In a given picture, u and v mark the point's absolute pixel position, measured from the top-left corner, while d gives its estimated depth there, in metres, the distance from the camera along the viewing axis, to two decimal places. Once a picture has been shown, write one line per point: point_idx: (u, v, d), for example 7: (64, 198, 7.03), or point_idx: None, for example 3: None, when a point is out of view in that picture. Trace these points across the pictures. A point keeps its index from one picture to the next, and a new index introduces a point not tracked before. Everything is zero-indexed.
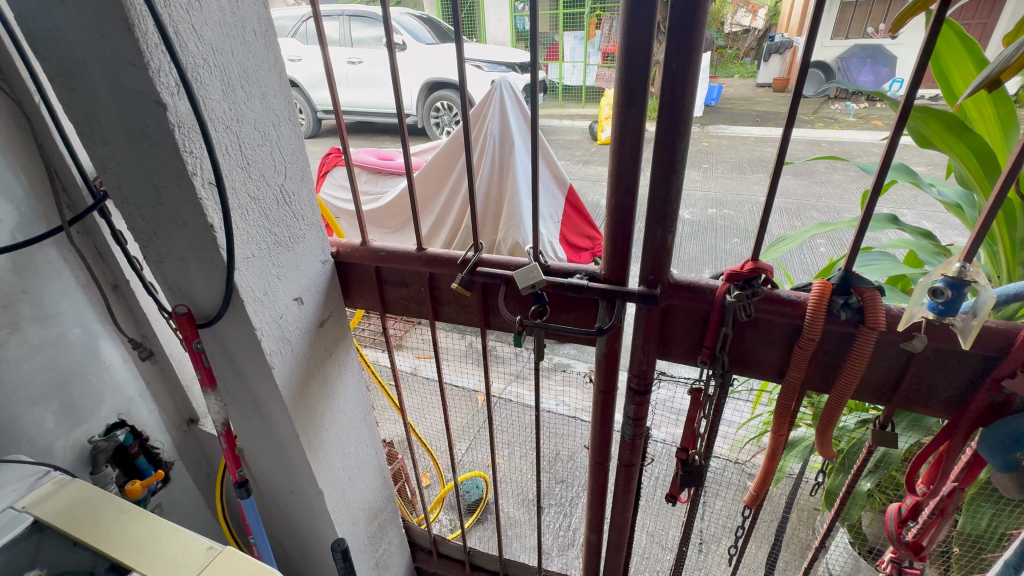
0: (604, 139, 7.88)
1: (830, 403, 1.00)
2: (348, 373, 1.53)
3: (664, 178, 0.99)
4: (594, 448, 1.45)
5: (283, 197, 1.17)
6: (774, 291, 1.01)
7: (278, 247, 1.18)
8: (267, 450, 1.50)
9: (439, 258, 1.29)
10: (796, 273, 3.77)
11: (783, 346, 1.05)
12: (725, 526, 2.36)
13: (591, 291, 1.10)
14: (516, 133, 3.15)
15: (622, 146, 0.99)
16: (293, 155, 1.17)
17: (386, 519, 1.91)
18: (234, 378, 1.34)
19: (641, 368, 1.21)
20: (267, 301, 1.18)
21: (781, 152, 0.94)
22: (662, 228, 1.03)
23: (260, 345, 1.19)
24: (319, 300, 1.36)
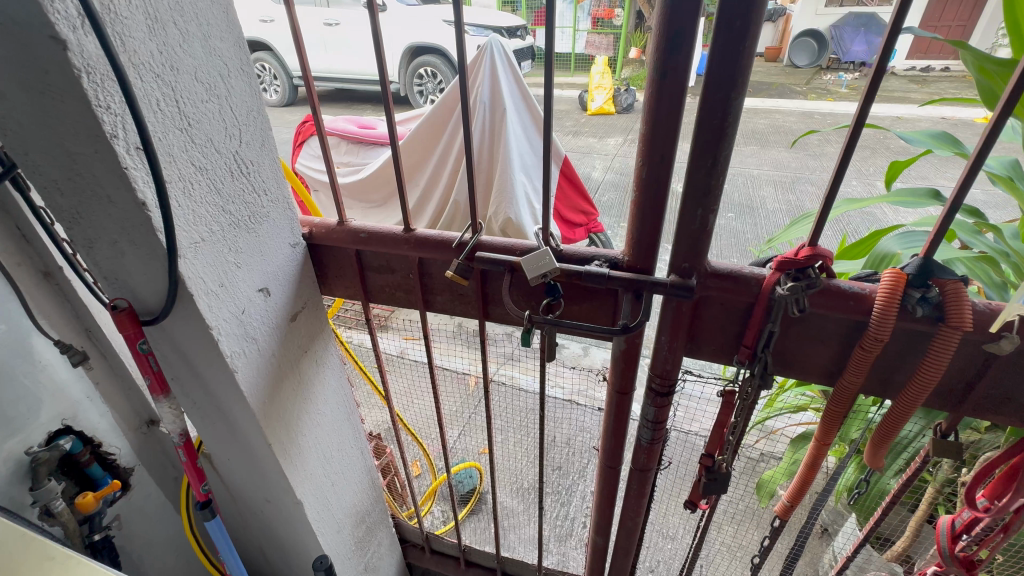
0: (594, 110, 7.57)
1: (893, 413, 0.87)
2: (327, 370, 1.36)
3: (712, 142, 0.80)
4: (605, 450, 1.31)
5: (240, 168, 0.96)
6: (833, 281, 0.85)
7: (236, 229, 0.98)
8: (237, 457, 1.32)
9: (431, 241, 1.10)
10: None
11: (835, 345, 0.91)
12: (728, 513, 2.28)
13: (612, 282, 0.93)
14: (507, 99, 2.89)
15: (658, 104, 0.80)
16: (249, 115, 0.95)
17: (374, 521, 1.77)
18: (193, 382, 1.15)
19: (665, 368, 1.06)
20: (224, 295, 0.98)
21: (856, 126, 0.78)
22: (704, 205, 0.85)
23: (218, 346, 1.00)
24: (290, 290, 1.16)
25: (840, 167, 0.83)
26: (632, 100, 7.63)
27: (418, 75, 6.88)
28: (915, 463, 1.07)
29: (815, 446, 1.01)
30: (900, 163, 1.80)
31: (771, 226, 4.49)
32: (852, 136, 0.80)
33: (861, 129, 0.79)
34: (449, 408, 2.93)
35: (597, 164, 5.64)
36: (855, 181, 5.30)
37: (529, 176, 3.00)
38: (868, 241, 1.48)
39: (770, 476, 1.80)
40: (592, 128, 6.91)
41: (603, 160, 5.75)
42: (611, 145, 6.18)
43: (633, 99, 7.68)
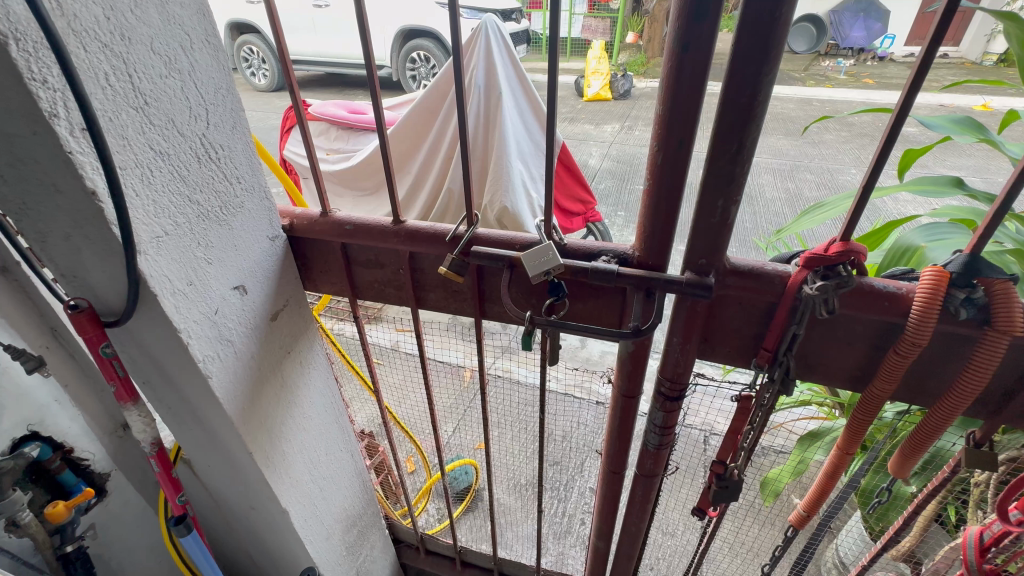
0: (590, 97, 7.39)
1: (929, 422, 0.80)
2: (313, 371, 1.27)
3: (738, 124, 0.71)
4: (608, 456, 1.24)
5: (209, 154, 0.86)
6: (865, 280, 0.77)
7: (206, 222, 0.88)
8: (218, 464, 1.24)
9: (422, 234, 1.01)
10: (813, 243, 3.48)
11: (862, 348, 0.84)
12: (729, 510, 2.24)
13: (621, 280, 0.85)
14: (503, 82, 2.77)
15: (678, 81, 0.71)
16: (216, 93, 0.85)
17: (366, 524, 1.71)
18: (166, 387, 1.06)
19: (676, 371, 0.98)
20: (194, 294, 0.89)
21: (898, 124, 0.73)
22: (727, 195, 0.77)
23: (188, 350, 0.90)
24: (269, 287, 1.07)
25: (879, 156, 0.75)
26: (629, 86, 7.47)
27: (411, 59, 6.65)
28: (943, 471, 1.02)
29: (836, 455, 0.95)
30: (915, 150, 1.71)
31: (770, 214, 4.41)
32: (894, 125, 0.74)
33: (905, 118, 0.73)
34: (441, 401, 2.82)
35: (593, 151, 5.51)
36: (854, 170, 5.22)
37: (526, 163, 2.89)
38: (883, 232, 1.40)
39: (774, 475, 1.71)
40: (588, 115, 6.76)
41: (600, 147, 5.62)
42: (608, 132, 6.05)
43: (630, 85, 7.51)
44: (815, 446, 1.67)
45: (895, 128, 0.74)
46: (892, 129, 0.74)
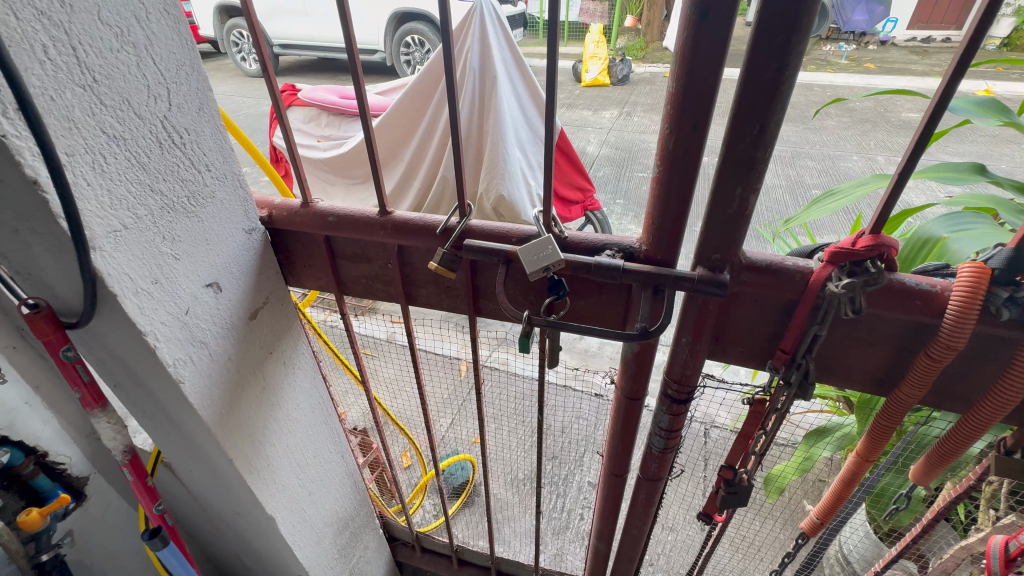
0: (588, 82, 7.22)
1: (960, 430, 0.75)
2: (298, 371, 1.20)
3: (762, 102, 0.63)
4: (610, 458, 1.18)
5: (172, 138, 0.78)
6: (896, 276, 0.70)
7: (171, 214, 0.80)
8: (199, 468, 1.17)
9: (411, 226, 0.93)
10: (823, 233, 3.37)
11: (888, 349, 0.77)
12: None
13: (628, 276, 0.78)
14: (499, 65, 2.65)
15: (694, 54, 0.63)
16: (177, 70, 0.76)
17: (360, 525, 1.66)
18: (138, 391, 0.99)
19: (684, 372, 0.92)
20: (160, 293, 0.81)
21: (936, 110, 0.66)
22: (746, 182, 0.69)
23: (156, 354, 0.83)
24: (246, 284, 0.99)
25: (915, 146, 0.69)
26: (628, 71, 7.30)
27: (404, 43, 6.45)
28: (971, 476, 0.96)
29: (853, 461, 0.89)
30: None
31: (771, 202, 4.32)
32: (934, 111, 0.67)
33: (946, 104, 0.66)
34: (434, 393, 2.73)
35: (591, 138, 5.39)
36: (856, 156, 5.12)
37: (523, 151, 2.79)
38: (897, 221, 1.33)
39: (779, 471, 1.66)
40: (586, 100, 6.61)
41: (598, 134, 5.50)
42: (606, 119, 5.92)
43: (628, 70, 7.34)
44: (822, 443, 1.61)
45: (932, 119, 0.67)
46: (929, 120, 0.68)
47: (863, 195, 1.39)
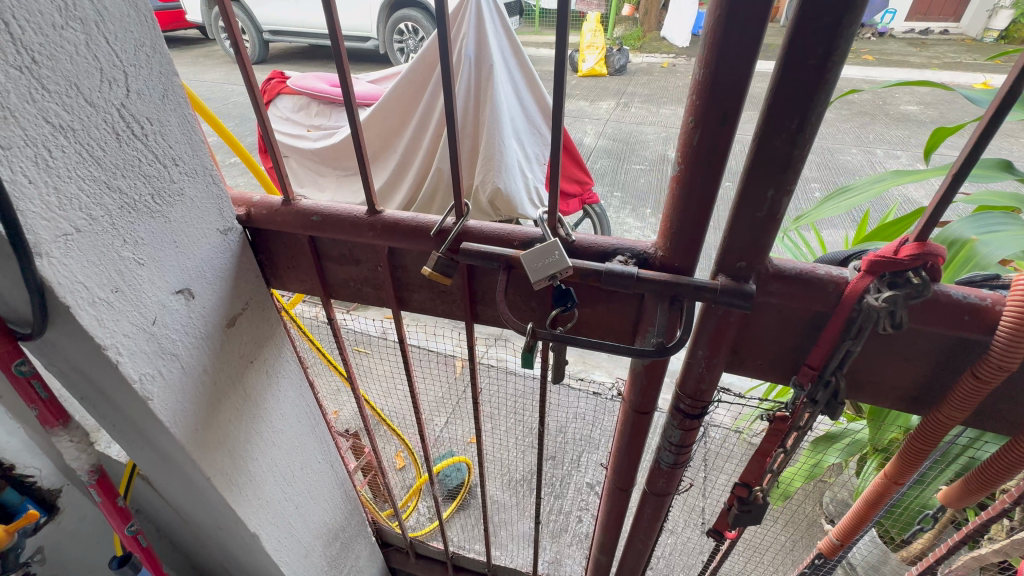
0: (585, 72, 7.06)
1: (1006, 457, 0.71)
2: (282, 380, 1.12)
3: (803, 90, 0.56)
4: (615, 472, 1.11)
5: (132, 129, 0.69)
6: (940, 287, 0.63)
7: (133, 214, 0.72)
8: (177, 484, 1.09)
9: (402, 226, 0.85)
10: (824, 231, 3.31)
11: (924, 365, 0.70)
12: None
13: (641, 285, 0.70)
14: (495, 52, 2.53)
15: (727, 35, 0.56)
16: (135, 51, 0.67)
17: (351, 535, 1.60)
18: (106, 406, 0.90)
19: (698, 387, 0.85)
20: (123, 302, 0.73)
21: (1007, 96, 0.57)
22: (780, 183, 0.62)
23: (119, 369, 0.75)
24: (222, 288, 0.91)
25: (973, 147, 0.60)
26: (625, 60, 7.14)
27: (398, 31, 6.23)
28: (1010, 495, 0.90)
29: (879, 483, 0.84)
30: (946, 128, 1.42)
31: None
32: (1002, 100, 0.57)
33: (1014, 100, 0.56)
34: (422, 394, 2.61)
35: (588, 129, 5.28)
36: (855, 149, 5.03)
37: (520, 142, 2.70)
38: (906, 224, 1.29)
39: (786, 476, 1.59)
40: (583, 90, 6.46)
41: (595, 125, 5.38)
42: (603, 110, 5.80)
43: (626, 60, 7.20)
44: (830, 449, 1.55)
45: (998, 110, 0.58)
46: (995, 113, 0.58)
47: (879, 191, 1.29)
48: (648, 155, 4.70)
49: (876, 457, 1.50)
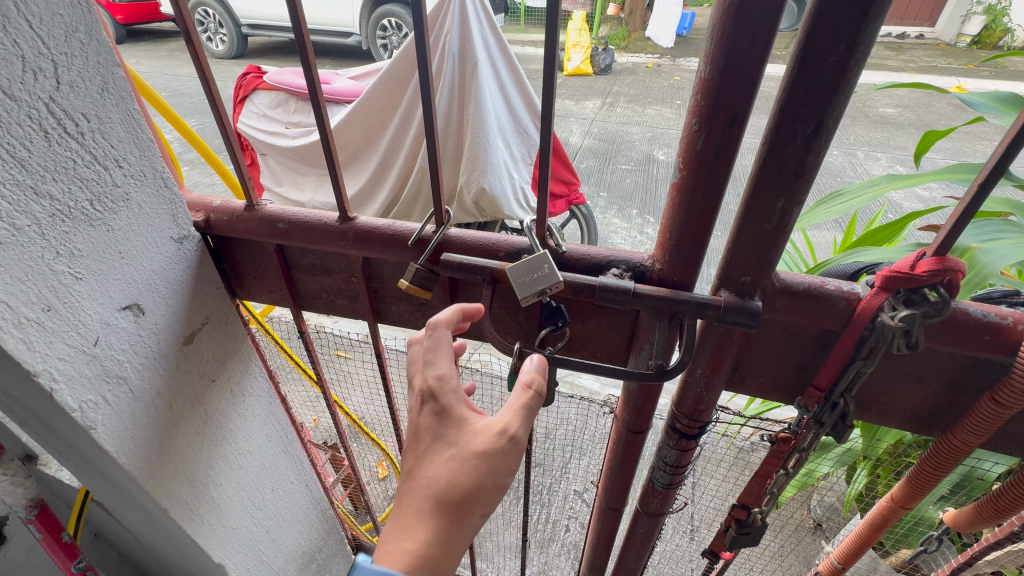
0: (571, 70, 6.99)
1: (1014, 490, 0.77)
2: (249, 398, 1.04)
3: (822, 90, 0.50)
4: (606, 491, 1.05)
5: (63, 127, 0.61)
6: (958, 305, 0.59)
7: (69, 222, 0.63)
8: (134, 514, 1.00)
9: (377, 234, 0.78)
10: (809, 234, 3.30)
11: (936, 385, 0.66)
12: (718, 507, 2.01)
13: (637, 302, 0.65)
14: (479, 48, 2.44)
15: (739, 25, 0.50)
16: (61, 37, 0.58)
17: (328, 555, 1.52)
18: (49, 434, 0.80)
19: (695, 406, 0.80)
20: (58, 322, 0.64)
21: None
22: (791, 193, 0.57)
23: (56, 398, 0.67)
24: (178, 303, 0.82)
25: (1002, 156, 0.55)
26: (611, 60, 7.09)
27: (381, 26, 6.05)
28: (1004, 530, 0.93)
29: (887, 504, 0.88)
30: (937, 132, 1.37)
31: None
32: None
33: None
34: (404, 402, 2.50)
35: (574, 129, 5.22)
36: (837, 150, 5.07)
37: (505, 142, 2.63)
38: (899, 231, 1.22)
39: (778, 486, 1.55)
40: (569, 89, 6.39)
41: (581, 124, 5.34)
42: (589, 109, 5.74)
43: (611, 60, 7.14)
44: (824, 458, 1.53)
45: None
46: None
47: (874, 197, 1.20)
48: (634, 155, 4.67)
49: (868, 465, 1.47)
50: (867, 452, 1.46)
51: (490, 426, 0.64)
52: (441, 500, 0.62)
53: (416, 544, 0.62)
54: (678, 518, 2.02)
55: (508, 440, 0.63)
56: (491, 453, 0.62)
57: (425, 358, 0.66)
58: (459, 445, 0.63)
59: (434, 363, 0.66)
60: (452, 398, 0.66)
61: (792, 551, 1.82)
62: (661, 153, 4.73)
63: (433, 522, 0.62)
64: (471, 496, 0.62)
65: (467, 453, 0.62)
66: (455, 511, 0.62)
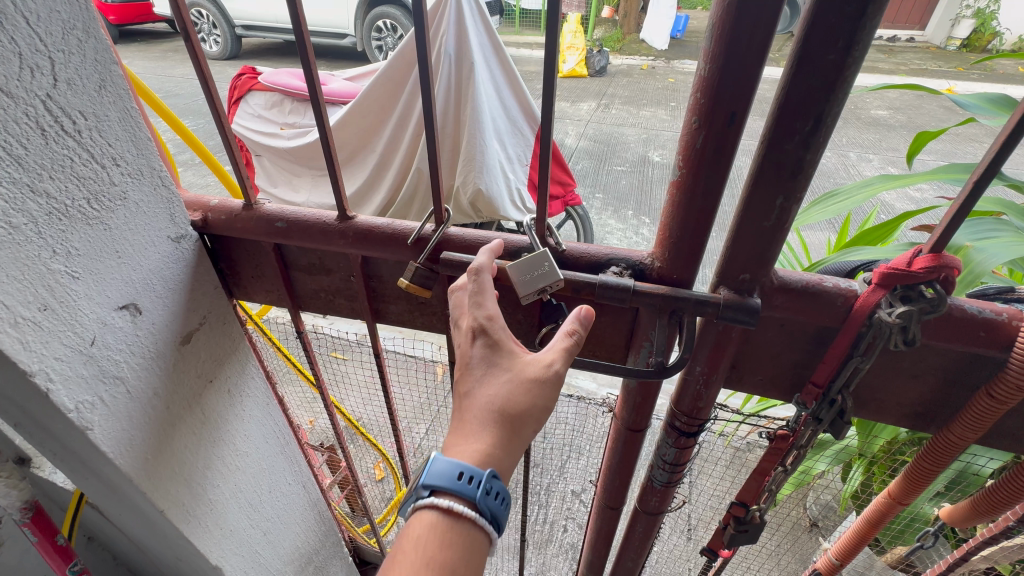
0: (566, 72, 7.00)
1: (1008, 485, 0.77)
2: (246, 400, 1.04)
3: (821, 88, 0.51)
4: (606, 490, 1.06)
5: (60, 125, 0.60)
6: (954, 302, 0.59)
7: (66, 220, 0.63)
8: (129, 516, 0.99)
9: (377, 233, 0.78)
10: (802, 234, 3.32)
11: (933, 381, 0.67)
12: (715, 506, 2.01)
13: (637, 300, 0.65)
14: (476, 50, 2.44)
15: (738, 24, 0.50)
16: (58, 34, 0.58)
17: (325, 557, 1.51)
18: (44, 435, 0.79)
19: (695, 404, 0.80)
20: (55, 322, 0.64)
21: None
22: (790, 190, 0.58)
23: (53, 398, 0.66)
24: (176, 303, 0.82)
25: (995, 156, 0.56)
26: (605, 62, 7.12)
27: (377, 28, 6.04)
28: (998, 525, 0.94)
29: (883, 501, 0.88)
30: (929, 133, 1.38)
31: None
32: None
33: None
34: (401, 403, 2.50)
35: (569, 130, 5.24)
36: (830, 152, 5.11)
37: (501, 143, 2.63)
38: (893, 230, 1.23)
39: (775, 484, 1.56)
40: (565, 91, 6.41)
41: (577, 125, 5.35)
42: (584, 111, 5.76)
43: (606, 61, 7.17)
44: (821, 456, 1.53)
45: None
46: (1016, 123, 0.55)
47: (869, 196, 1.21)
48: (629, 156, 4.69)
49: (863, 463, 1.48)
50: (863, 450, 1.47)
51: (538, 361, 0.63)
52: (502, 414, 0.61)
53: (481, 445, 0.61)
54: (676, 517, 2.02)
55: (556, 375, 0.63)
56: (543, 381, 0.62)
57: (471, 301, 0.66)
58: (513, 372, 0.63)
59: (481, 305, 0.65)
60: (502, 334, 0.65)
61: (789, 549, 1.83)
62: (656, 154, 4.75)
63: (494, 433, 0.61)
64: (525, 416, 0.62)
65: (521, 380, 0.62)
66: (513, 427, 0.61)
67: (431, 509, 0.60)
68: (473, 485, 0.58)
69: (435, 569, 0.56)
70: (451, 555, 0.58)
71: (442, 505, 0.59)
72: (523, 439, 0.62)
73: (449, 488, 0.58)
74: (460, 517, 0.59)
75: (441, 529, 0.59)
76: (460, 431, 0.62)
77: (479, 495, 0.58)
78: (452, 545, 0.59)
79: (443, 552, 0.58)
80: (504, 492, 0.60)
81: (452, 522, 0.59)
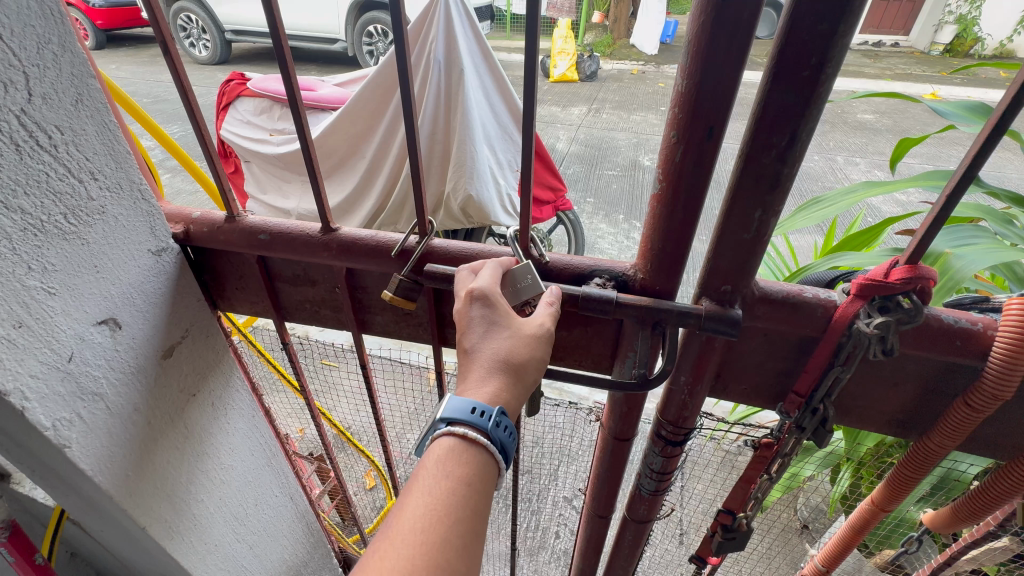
0: (556, 77, 7.03)
1: (986, 492, 0.78)
2: (231, 414, 1.03)
3: (796, 104, 0.52)
4: (594, 499, 1.05)
5: (35, 140, 0.60)
6: (931, 312, 0.60)
7: (41, 235, 0.62)
8: (110, 532, 0.97)
9: (361, 245, 0.78)
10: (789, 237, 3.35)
11: (912, 389, 0.68)
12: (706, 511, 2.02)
13: (621, 312, 0.65)
14: (465, 57, 2.45)
15: (714, 41, 0.51)
16: (31, 48, 0.57)
17: (313, 569, 1.49)
18: (22, 453, 0.77)
19: (681, 413, 0.80)
20: (31, 338, 0.63)
21: (1004, 117, 0.54)
22: (768, 204, 0.58)
23: (28, 416, 0.65)
24: (158, 316, 0.81)
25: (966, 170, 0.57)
26: (596, 68, 7.16)
27: (367, 33, 6.05)
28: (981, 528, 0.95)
29: (867, 508, 0.89)
30: (911, 139, 1.40)
31: None
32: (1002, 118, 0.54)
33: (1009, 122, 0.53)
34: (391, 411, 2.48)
35: (560, 135, 5.26)
36: (818, 155, 5.17)
37: (491, 149, 2.64)
38: (875, 236, 1.25)
39: None
40: (556, 96, 6.43)
41: (567, 130, 5.37)
42: (575, 116, 5.79)
43: (597, 66, 7.20)
44: (809, 460, 1.55)
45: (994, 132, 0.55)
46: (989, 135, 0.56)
47: (852, 203, 1.22)
48: (620, 161, 4.71)
49: (851, 467, 1.49)
50: (850, 454, 1.49)
51: (533, 318, 0.66)
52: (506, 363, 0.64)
53: (491, 387, 0.63)
54: (668, 522, 2.02)
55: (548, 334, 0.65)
56: (544, 334, 0.65)
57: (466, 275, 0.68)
58: (512, 329, 0.65)
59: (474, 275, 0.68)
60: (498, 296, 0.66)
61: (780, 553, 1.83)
62: (646, 159, 4.78)
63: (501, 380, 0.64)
64: (527, 366, 0.65)
65: (522, 336, 0.64)
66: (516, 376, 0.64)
67: (449, 435, 0.61)
68: (485, 418, 0.60)
69: (454, 482, 0.58)
70: (468, 471, 0.59)
71: (459, 432, 0.60)
72: (525, 387, 0.65)
73: (465, 418, 0.60)
74: (474, 443, 0.60)
75: (459, 451, 0.60)
76: (467, 381, 0.64)
77: (491, 426, 0.60)
78: (469, 462, 0.60)
79: (460, 469, 0.59)
80: (511, 426, 0.62)
81: (468, 447, 0.60)
